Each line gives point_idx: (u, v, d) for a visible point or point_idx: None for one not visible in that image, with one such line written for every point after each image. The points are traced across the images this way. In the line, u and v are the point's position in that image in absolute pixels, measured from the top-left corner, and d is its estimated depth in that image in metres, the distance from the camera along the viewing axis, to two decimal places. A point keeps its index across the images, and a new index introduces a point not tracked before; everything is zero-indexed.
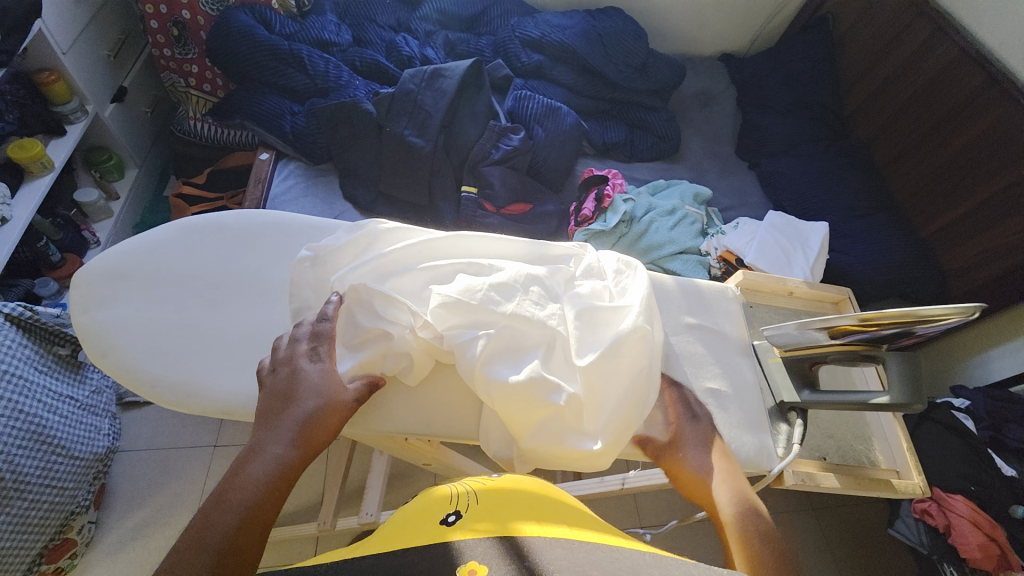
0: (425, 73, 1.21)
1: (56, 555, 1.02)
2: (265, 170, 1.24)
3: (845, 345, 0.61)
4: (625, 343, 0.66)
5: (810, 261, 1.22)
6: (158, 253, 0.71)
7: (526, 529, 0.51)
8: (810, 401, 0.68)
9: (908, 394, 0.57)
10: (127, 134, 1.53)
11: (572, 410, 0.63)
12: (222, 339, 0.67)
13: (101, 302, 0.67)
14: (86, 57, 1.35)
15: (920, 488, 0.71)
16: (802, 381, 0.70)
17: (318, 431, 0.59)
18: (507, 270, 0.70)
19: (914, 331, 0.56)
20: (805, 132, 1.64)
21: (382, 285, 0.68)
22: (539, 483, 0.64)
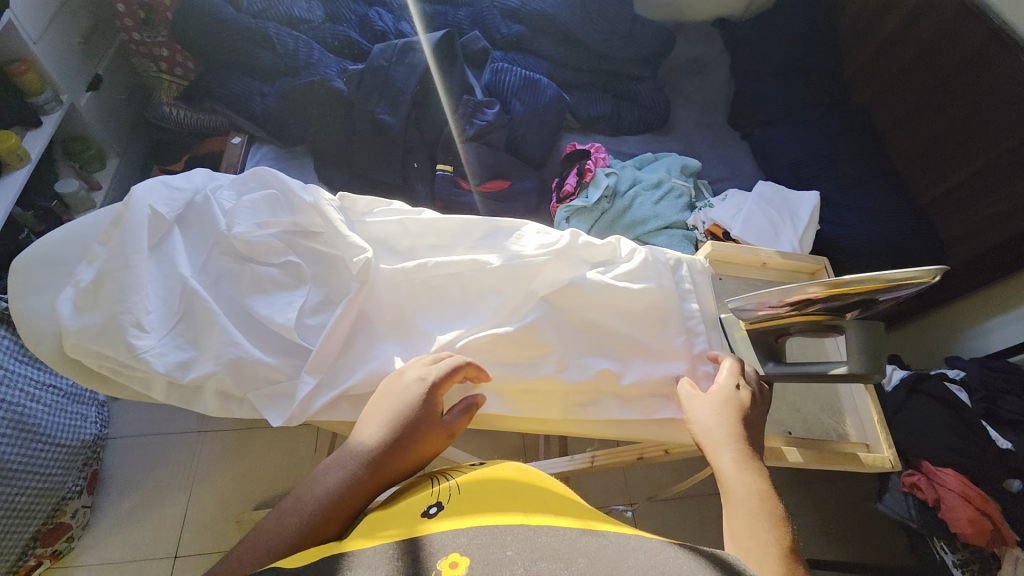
0: (395, 48, 1.17)
1: (51, 539, 1.04)
2: (238, 154, 1.21)
3: (808, 315, 0.56)
4: (589, 282, 0.63)
5: (799, 233, 1.18)
6: (88, 241, 0.62)
7: (503, 516, 0.48)
8: (775, 372, 0.60)
9: (869, 363, 0.53)
10: (105, 123, 1.52)
11: (502, 278, 0.63)
12: (144, 321, 0.56)
13: (40, 288, 0.60)
14: (57, 46, 1.32)
15: (891, 462, 0.65)
16: (767, 353, 0.62)
17: (404, 436, 0.52)
18: (400, 323, 0.62)
19: (877, 299, 0.51)
20: (801, 98, 1.57)
21: (230, 235, 0.60)
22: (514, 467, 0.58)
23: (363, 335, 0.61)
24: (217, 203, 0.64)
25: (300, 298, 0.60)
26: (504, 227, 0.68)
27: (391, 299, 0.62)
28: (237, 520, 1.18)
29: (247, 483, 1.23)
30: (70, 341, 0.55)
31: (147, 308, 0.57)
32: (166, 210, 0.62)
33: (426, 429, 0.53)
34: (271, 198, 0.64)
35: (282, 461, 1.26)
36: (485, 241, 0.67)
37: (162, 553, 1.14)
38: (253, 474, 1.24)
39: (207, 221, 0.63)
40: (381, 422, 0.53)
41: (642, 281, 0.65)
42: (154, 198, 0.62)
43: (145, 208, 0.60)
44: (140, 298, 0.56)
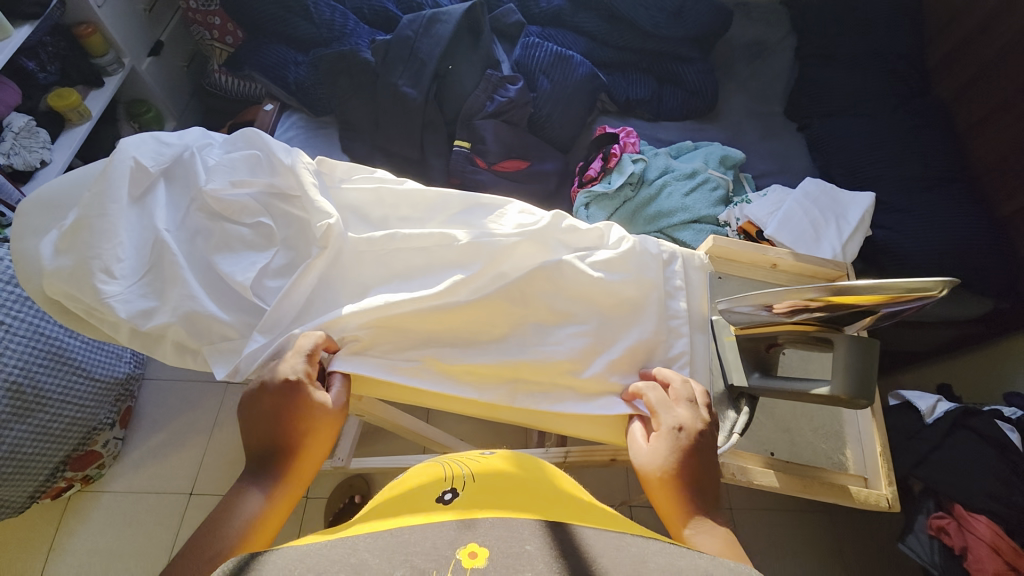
0: (423, 18, 1.15)
1: (81, 464, 1.15)
2: (268, 121, 1.25)
3: (798, 324, 0.50)
4: (555, 267, 0.62)
5: (843, 238, 1.05)
6: (81, 189, 0.66)
7: (529, 511, 0.49)
8: (758, 386, 0.56)
9: (854, 385, 0.46)
10: (164, 87, 1.62)
11: (467, 254, 0.63)
12: (113, 268, 0.59)
13: (37, 231, 0.64)
14: (122, 11, 1.42)
15: (887, 501, 0.58)
16: (754, 364, 0.58)
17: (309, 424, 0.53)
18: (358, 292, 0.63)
19: (876, 311, 0.45)
20: (872, 87, 1.40)
21: (208, 191, 0.64)
22: (513, 458, 0.59)
23: (320, 299, 0.63)
24: (201, 159, 0.68)
25: (267, 260, 0.63)
26: (477, 205, 0.68)
27: (355, 267, 0.64)
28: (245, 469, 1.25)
29: None
30: (48, 280, 0.59)
31: (120, 257, 0.60)
32: (150, 163, 0.65)
33: (312, 414, 0.54)
34: (253, 159, 0.68)
35: None
36: (461, 218, 0.68)
37: (177, 489, 1.24)
38: None
39: (191, 177, 0.67)
40: (263, 432, 0.52)
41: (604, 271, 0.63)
42: (141, 152, 0.65)
43: (129, 160, 0.64)
44: (112, 246, 0.60)
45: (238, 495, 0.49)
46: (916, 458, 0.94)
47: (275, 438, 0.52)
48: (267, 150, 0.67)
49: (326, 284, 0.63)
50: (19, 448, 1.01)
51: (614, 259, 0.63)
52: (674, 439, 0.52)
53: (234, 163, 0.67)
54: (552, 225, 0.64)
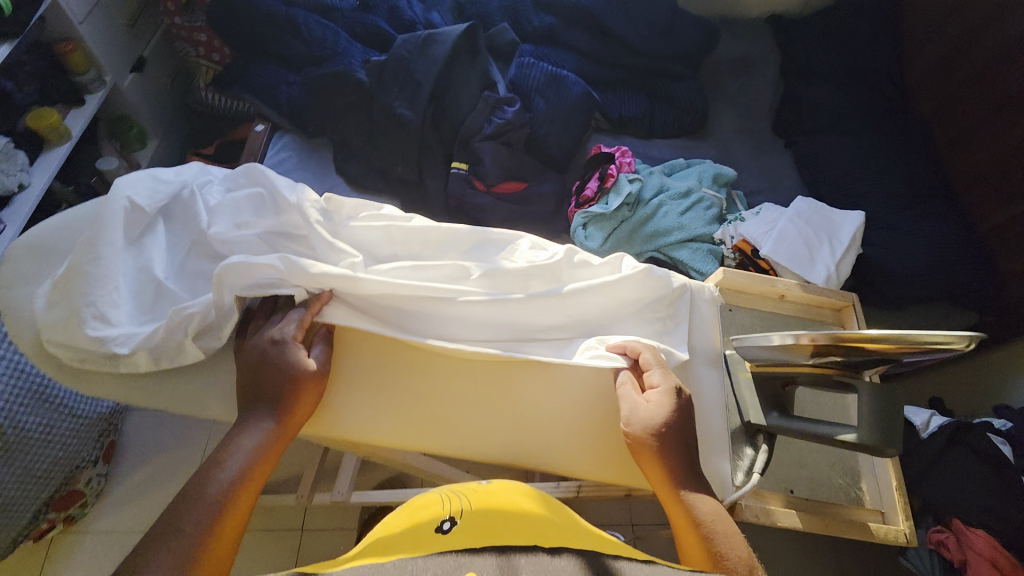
0: (418, 39, 1.14)
1: (63, 504, 1.11)
2: (260, 142, 1.22)
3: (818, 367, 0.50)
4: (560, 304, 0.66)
5: (836, 257, 1.08)
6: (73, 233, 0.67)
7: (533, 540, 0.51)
8: (776, 425, 0.57)
9: (878, 436, 0.49)
10: (148, 104, 1.57)
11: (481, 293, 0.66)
12: (107, 315, 0.61)
13: (29, 277, 0.65)
14: (104, 28, 1.38)
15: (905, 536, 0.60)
16: (771, 402, 0.59)
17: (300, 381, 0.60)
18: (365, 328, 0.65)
19: (898, 359, 0.46)
20: (856, 105, 1.44)
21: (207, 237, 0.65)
22: (529, 493, 0.60)
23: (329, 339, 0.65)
24: (201, 199, 0.68)
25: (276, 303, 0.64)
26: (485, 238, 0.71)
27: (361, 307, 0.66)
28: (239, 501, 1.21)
29: None
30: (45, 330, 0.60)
31: (115, 304, 0.61)
32: (146, 202, 0.66)
33: (296, 372, 0.60)
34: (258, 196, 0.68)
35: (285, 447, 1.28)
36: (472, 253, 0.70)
37: None
38: None
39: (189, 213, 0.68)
40: (257, 391, 0.59)
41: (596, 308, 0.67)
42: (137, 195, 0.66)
43: (127, 201, 0.65)
44: (107, 292, 0.61)
45: (233, 441, 0.56)
46: (913, 473, 0.97)
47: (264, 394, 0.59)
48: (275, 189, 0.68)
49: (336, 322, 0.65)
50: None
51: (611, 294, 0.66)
52: (664, 403, 0.57)
53: (238, 201, 0.68)
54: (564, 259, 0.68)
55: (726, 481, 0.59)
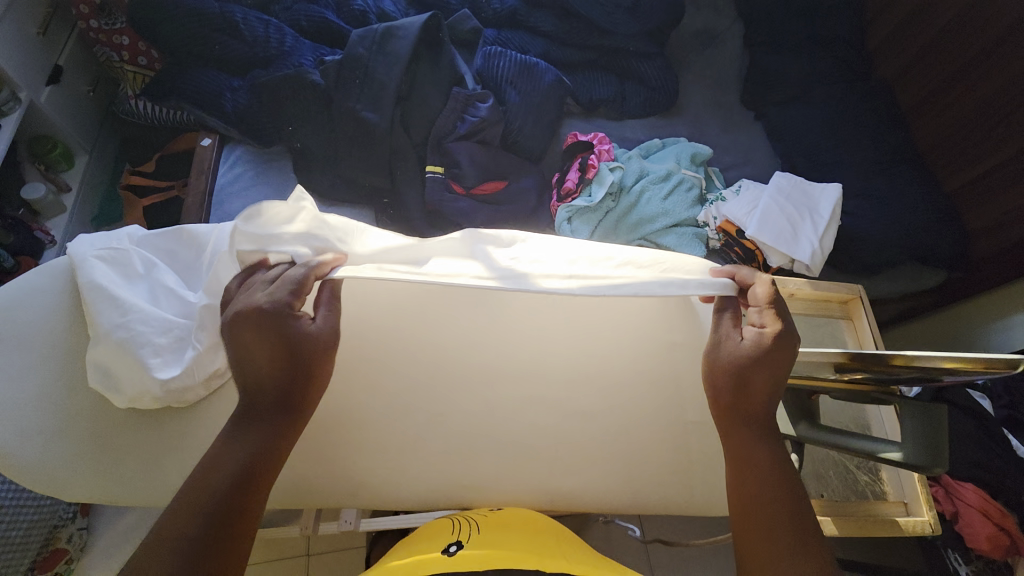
0: (375, 34, 1.05)
1: (47, 568, 1.03)
2: (208, 157, 1.10)
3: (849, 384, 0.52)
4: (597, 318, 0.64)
5: (819, 232, 1.09)
6: (29, 313, 0.60)
7: (531, 558, 0.53)
8: (804, 434, 0.58)
9: (921, 454, 0.48)
10: (71, 118, 1.41)
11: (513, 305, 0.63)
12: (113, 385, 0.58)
13: None
14: (12, 40, 1.22)
15: (930, 527, 0.66)
16: (799, 413, 0.61)
17: (304, 356, 0.49)
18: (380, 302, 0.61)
19: (939, 376, 0.45)
20: (822, 73, 1.44)
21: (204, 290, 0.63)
22: (544, 528, 0.61)
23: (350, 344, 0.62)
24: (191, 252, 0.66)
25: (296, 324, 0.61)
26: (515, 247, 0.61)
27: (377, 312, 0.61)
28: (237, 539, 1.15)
29: None
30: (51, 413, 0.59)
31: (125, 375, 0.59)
32: (116, 254, 0.62)
33: (301, 347, 0.49)
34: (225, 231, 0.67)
35: None
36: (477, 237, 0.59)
37: None
38: None
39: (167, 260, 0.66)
40: (260, 364, 0.49)
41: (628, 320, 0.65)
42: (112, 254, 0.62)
43: (89, 260, 0.61)
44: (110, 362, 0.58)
45: (236, 433, 0.48)
46: None
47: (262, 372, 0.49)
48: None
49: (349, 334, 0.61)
50: None
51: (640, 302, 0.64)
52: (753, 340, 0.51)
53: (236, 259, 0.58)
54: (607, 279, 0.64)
55: None
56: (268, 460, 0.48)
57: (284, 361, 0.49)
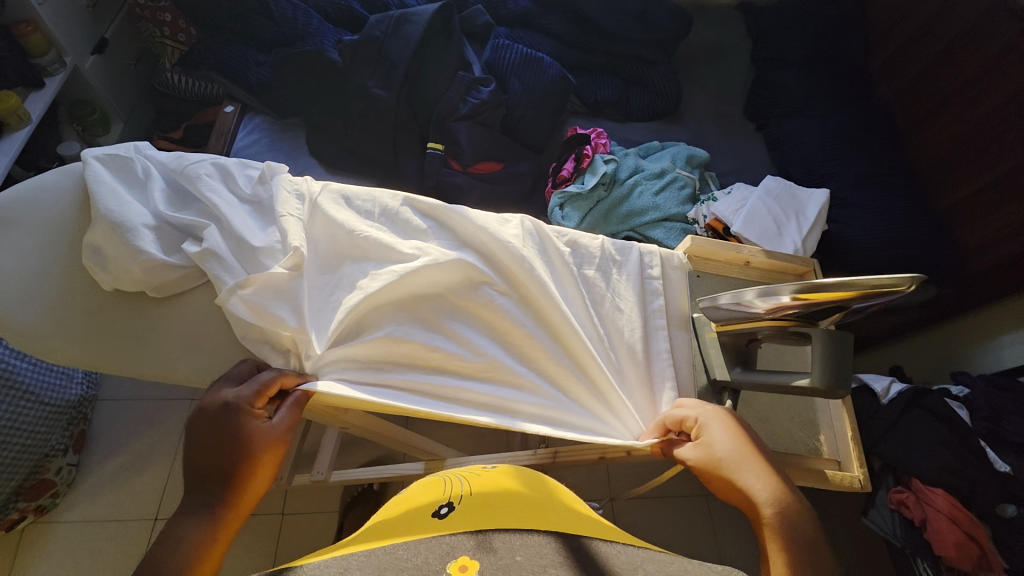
0: (391, 19, 1.13)
1: (34, 494, 1.09)
2: (230, 123, 1.19)
3: (776, 320, 0.55)
4: (553, 311, 0.66)
5: (803, 232, 1.11)
6: (37, 201, 0.68)
7: (527, 521, 0.54)
8: (740, 380, 0.62)
9: (829, 379, 0.52)
10: (113, 87, 1.54)
11: (490, 313, 0.66)
12: (103, 271, 0.65)
13: None
14: (65, 9, 1.36)
15: (859, 481, 0.66)
16: (736, 358, 0.64)
17: (249, 438, 0.55)
18: (372, 315, 0.64)
19: (848, 306, 0.51)
20: (824, 90, 1.48)
21: (203, 211, 0.69)
22: (517, 474, 0.67)
23: (338, 357, 0.62)
24: (194, 174, 0.70)
25: (283, 301, 0.63)
26: (502, 263, 0.67)
27: (365, 324, 0.64)
28: None
29: None
30: (36, 284, 0.65)
31: (116, 267, 0.64)
32: (128, 165, 0.70)
33: (252, 428, 0.56)
34: (221, 168, 0.72)
35: None
36: (441, 329, 0.65)
37: (143, 514, 1.18)
38: None
39: (164, 175, 0.72)
40: (207, 455, 0.54)
41: (584, 304, 0.67)
42: (127, 168, 0.70)
43: (95, 164, 0.68)
44: (106, 258, 0.65)
45: (175, 529, 0.50)
46: (876, 437, 1.04)
47: (208, 470, 0.54)
48: (237, 229, 0.65)
49: (337, 343, 0.63)
50: None
51: (601, 291, 0.69)
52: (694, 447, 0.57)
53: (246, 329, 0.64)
54: (572, 267, 0.69)
55: None
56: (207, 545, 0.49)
57: (228, 444, 0.55)
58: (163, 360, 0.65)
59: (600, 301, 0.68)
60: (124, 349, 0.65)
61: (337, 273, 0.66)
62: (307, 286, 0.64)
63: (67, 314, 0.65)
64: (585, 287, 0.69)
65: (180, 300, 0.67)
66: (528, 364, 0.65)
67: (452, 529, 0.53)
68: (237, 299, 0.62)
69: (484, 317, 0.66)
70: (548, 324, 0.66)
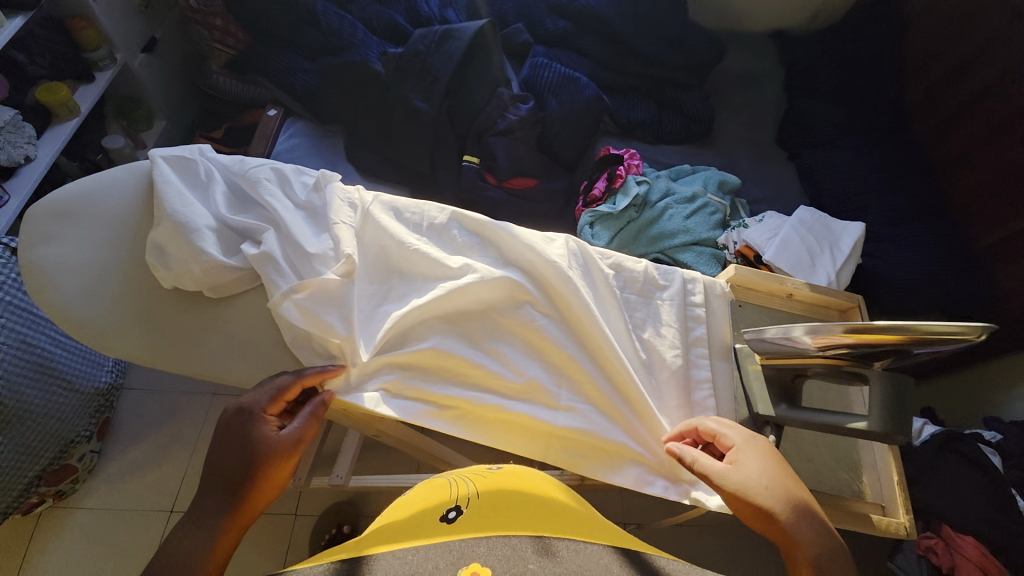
0: (436, 34, 1.15)
1: (55, 480, 1.10)
2: (273, 127, 1.22)
3: (829, 358, 0.54)
4: (595, 332, 0.65)
5: (837, 265, 1.10)
6: (102, 197, 0.71)
7: (535, 528, 0.53)
8: (786, 416, 0.61)
9: (889, 423, 0.52)
10: (158, 84, 1.58)
11: (532, 332, 0.66)
12: (162, 267, 0.66)
13: (48, 239, 0.68)
14: (118, 8, 1.41)
15: (905, 528, 0.64)
16: (781, 395, 0.63)
17: (262, 444, 0.56)
18: (418, 326, 0.65)
19: (908, 349, 0.49)
20: (858, 122, 1.47)
21: (261, 216, 0.71)
22: (537, 482, 0.66)
23: (385, 366, 0.63)
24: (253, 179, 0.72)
25: (334, 308, 0.64)
26: (544, 281, 0.67)
27: (411, 334, 0.65)
28: None
29: None
30: (96, 279, 0.67)
31: (175, 265, 0.66)
32: (192, 166, 0.72)
33: (266, 434, 0.56)
34: (279, 173, 0.74)
35: None
36: (483, 347, 0.65)
37: (158, 505, 1.19)
38: None
39: (224, 176, 0.73)
40: (224, 460, 0.55)
41: (627, 327, 0.67)
42: (191, 169, 0.72)
43: (162, 163, 0.70)
44: (166, 255, 0.67)
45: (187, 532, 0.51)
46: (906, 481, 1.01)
47: (223, 474, 0.54)
48: (295, 235, 0.67)
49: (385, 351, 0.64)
50: None
51: (645, 314, 0.69)
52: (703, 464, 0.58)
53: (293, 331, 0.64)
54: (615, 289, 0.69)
55: None
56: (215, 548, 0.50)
57: (243, 451, 0.55)
58: (213, 363, 0.65)
59: (644, 325, 0.68)
60: (175, 347, 0.66)
61: (384, 284, 0.68)
62: (356, 293, 0.65)
63: (125, 311, 0.66)
64: (627, 312, 0.68)
65: (231, 302, 0.68)
66: (570, 388, 0.64)
67: (461, 534, 0.52)
68: (291, 303, 0.63)
69: (525, 335, 0.66)
70: (590, 345, 0.66)
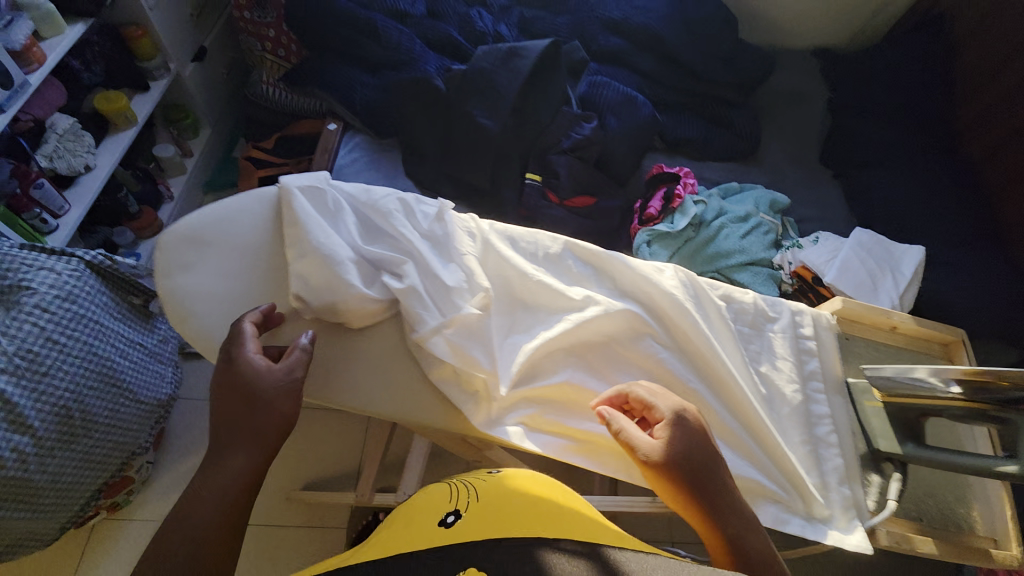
0: (501, 51, 1.16)
1: (113, 491, 1.11)
2: (333, 140, 1.22)
3: (971, 403, 0.63)
4: (713, 365, 0.73)
5: (899, 289, 1.11)
6: (232, 225, 0.72)
7: (535, 533, 0.55)
8: (913, 454, 0.70)
9: None
10: (204, 92, 1.58)
11: (651, 364, 0.73)
12: (303, 296, 0.69)
13: (184, 267, 0.70)
14: (172, 17, 1.41)
15: (1016, 559, 0.71)
16: (906, 434, 0.72)
17: (249, 390, 0.60)
18: (549, 358, 0.73)
19: None
20: (908, 143, 1.47)
21: (391, 245, 0.75)
22: (553, 487, 0.67)
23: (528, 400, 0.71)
24: (381, 208, 0.75)
25: (476, 341, 0.71)
26: (660, 317, 0.75)
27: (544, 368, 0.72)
28: (287, 498, 1.20)
29: (299, 464, 1.25)
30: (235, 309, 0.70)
31: (314, 296, 0.68)
32: (325, 197, 0.74)
33: (255, 373, 0.61)
34: (405, 204, 0.77)
35: (331, 450, 1.27)
36: (609, 379, 0.73)
37: None
38: (308, 453, 1.26)
39: (348, 202, 0.76)
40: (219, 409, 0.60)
41: (741, 361, 0.74)
42: (320, 199, 0.74)
43: (296, 192, 0.72)
44: (305, 283, 0.68)
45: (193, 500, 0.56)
46: None
47: (221, 425, 0.59)
48: (433, 268, 0.72)
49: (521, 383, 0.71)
50: (59, 477, 0.96)
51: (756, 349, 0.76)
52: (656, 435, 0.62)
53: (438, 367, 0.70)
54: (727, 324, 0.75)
55: (862, 506, 0.72)
56: (223, 521, 0.55)
57: (231, 400, 0.60)
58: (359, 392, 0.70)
59: (756, 359, 0.75)
60: (320, 376, 0.69)
61: (511, 315, 0.74)
62: (494, 324, 0.72)
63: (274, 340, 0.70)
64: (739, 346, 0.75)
65: (370, 333, 0.73)
66: (696, 424, 0.72)
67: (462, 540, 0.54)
68: (436, 338, 0.69)
69: (645, 368, 0.73)
70: (711, 379, 0.73)
